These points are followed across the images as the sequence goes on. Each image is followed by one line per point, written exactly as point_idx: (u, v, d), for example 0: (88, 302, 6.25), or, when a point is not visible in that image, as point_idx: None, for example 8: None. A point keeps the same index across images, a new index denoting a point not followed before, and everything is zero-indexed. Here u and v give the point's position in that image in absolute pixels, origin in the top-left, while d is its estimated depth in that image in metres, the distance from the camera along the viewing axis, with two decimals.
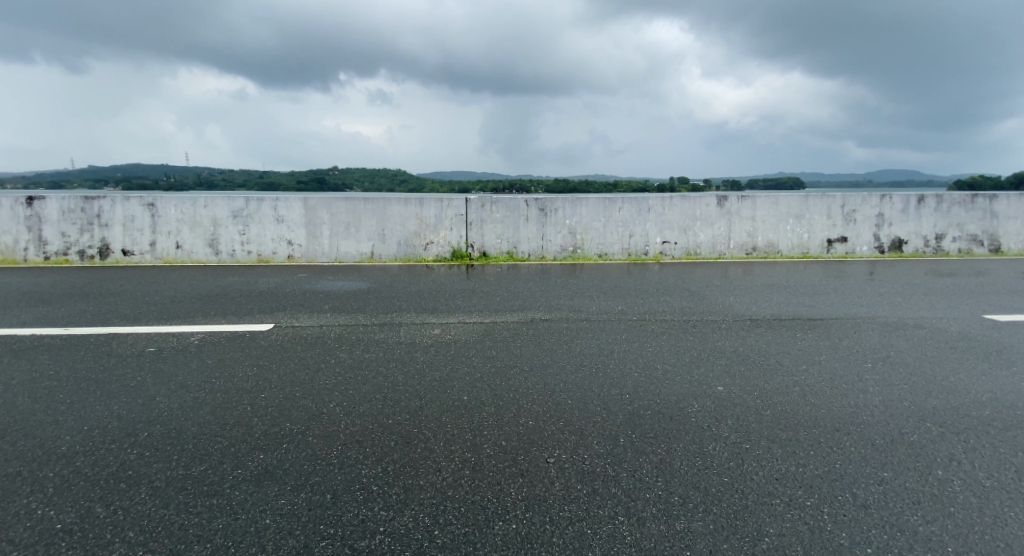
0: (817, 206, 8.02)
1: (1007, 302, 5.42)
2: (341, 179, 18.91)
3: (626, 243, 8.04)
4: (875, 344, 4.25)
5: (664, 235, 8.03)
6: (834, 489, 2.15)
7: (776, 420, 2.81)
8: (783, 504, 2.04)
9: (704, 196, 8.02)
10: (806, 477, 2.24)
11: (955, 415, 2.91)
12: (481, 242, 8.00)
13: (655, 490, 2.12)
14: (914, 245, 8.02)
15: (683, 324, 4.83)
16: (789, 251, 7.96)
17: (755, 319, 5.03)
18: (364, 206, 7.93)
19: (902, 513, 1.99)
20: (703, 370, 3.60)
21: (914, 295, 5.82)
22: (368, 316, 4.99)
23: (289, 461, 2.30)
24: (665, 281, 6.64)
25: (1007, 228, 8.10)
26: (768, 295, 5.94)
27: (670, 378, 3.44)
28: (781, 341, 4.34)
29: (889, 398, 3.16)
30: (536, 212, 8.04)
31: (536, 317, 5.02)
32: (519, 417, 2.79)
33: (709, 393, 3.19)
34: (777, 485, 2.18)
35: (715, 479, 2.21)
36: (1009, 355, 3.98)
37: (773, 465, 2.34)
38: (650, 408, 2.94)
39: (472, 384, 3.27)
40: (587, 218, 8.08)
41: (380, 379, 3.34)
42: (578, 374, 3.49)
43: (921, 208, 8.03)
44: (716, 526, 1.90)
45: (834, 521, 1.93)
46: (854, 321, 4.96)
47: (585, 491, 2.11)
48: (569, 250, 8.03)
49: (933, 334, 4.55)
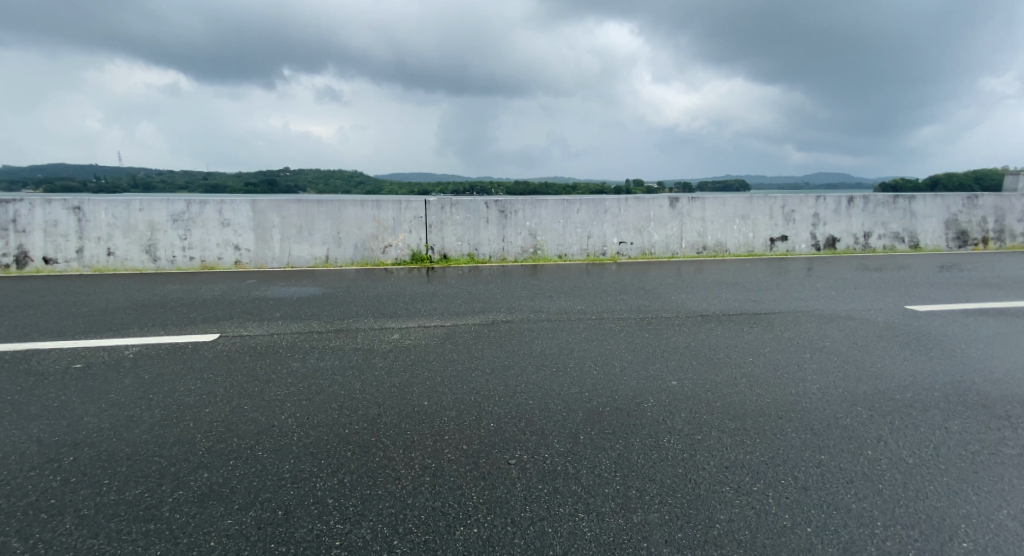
0: (760, 208, 8.60)
1: (926, 293, 6.03)
2: (295, 180, 18.56)
3: (584, 244, 8.35)
4: (812, 336, 4.68)
5: (620, 236, 8.39)
6: (778, 474, 2.44)
7: (725, 411, 3.11)
8: (732, 491, 2.31)
9: (656, 199, 8.44)
10: (752, 464, 2.53)
11: (882, 398, 3.30)
12: (441, 244, 8.12)
13: (614, 485, 2.35)
14: (846, 242, 8.72)
15: (639, 322, 5.14)
16: (736, 250, 8.50)
17: (705, 315, 5.41)
18: (317, 208, 7.90)
19: (837, 492, 2.30)
20: (658, 365, 3.90)
21: (845, 288, 6.39)
22: (322, 322, 5.03)
23: (235, 478, 2.39)
24: (621, 280, 6.98)
25: (924, 226, 8.91)
26: (716, 292, 6.37)
27: (628, 374, 3.70)
28: (729, 335, 4.71)
29: (825, 385, 3.54)
30: (496, 214, 8.25)
31: (497, 319, 5.21)
32: (481, 420, 2.97)
33: (663, 387, 3.47)
34: (727, 473, 2.45)
35: (670, 471, 2.46)
36: (926, 342, 4.49)
37: (722, 454, 2.62)
38: (608, 405, 3.18)
39: (432, 389, 3.41)
40: (546, 219, 8.33)
41: (335, 388, 3.43)
42: (540, 375, 3.69)
43: (852, 209, 8.76)
44: (671, 516, 2.14)
45: (778, 505, 2.22)
46: (794, 314, 5.43)
47: (546, 491, 2.31)
48: (530, 251, 8.26)
49: (863, 324, 5.04)
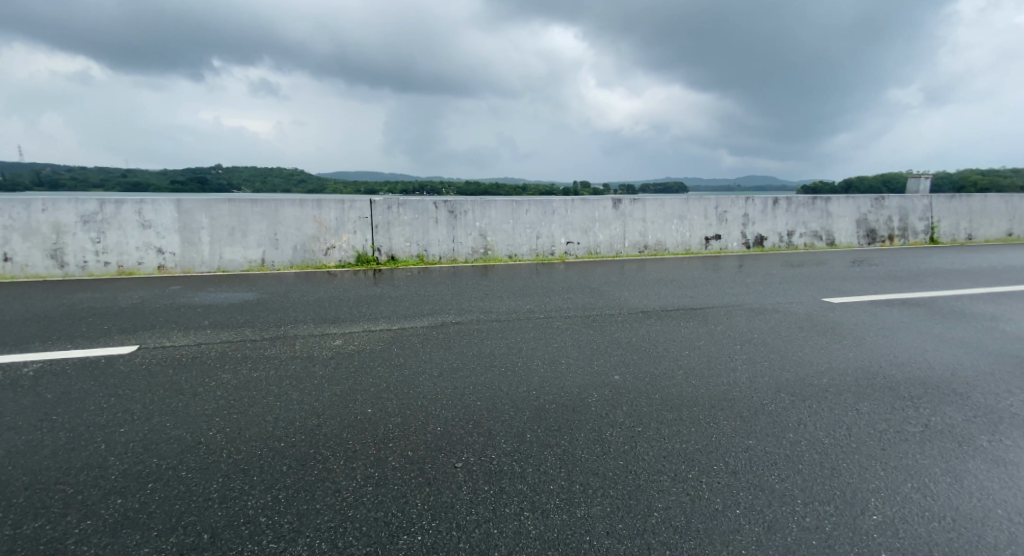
0: (695, 209, 9.14)
1: (842, 286, 6.68)
2: (225, 177, 17.75)
3: (533, 245, 8.57)
4: (742, 328, 5.11)
5: (568, 236, 8.67)
6: (711, 460, 2.72)
7: (663, 403, 3.39)
8: (670, 479, 2.56)
9: (600, 200, 8.79)
10: (688, 452, 2.80)
11: (803, 384, 3.70)
12: (388, 245, 8.07)
13: (558, 481, 2.53)
14: (772, 241, 9.43)
15: (585, 319, 5.40)
16: (674, 249, 9.00)
17: (646, 311, 5.75)
18: (251, 209, 7.66)
19: (762, 474, 2.60)
20: (602, 361, 4.14)
21: (773, 284, 6.95)
22: (256, 330, 4.93)
23: (154, 503, 2.34)
24: (569, 279, 7.25)
25: (839, 225, 9.79)
26: (657, 289, 6.76)
27: (574, 371, 3.92)
28: (669, 330, 5.05)
29: (753, 373, 3.91)
30: (445, 215, 8.30)
31: (446, 320, 5.30)
32: (427, 425, 3.06)
33: (607, 382, 3.72)
34: (665, 462, 2.69)
35: (612, 464, 2.68)
36: (840, 331, 5.02)
37: (661, 444, 2.87)
38: (554, 402, 3.37)
39: (376, 396, 3.46)
40: (496, 220, 8.49)
41: (269, 399, 3.39)
42: (488, 375, 3.83)
43: (776, 210, 9.49)
44: (612, 508, 2.35)
45: (711, 490, 2.48)
46: (726, 308, 5.88)
47: (492, 492, 2.46)
48: (480, 252, 8.39)
49: (785, 316, 5.55)
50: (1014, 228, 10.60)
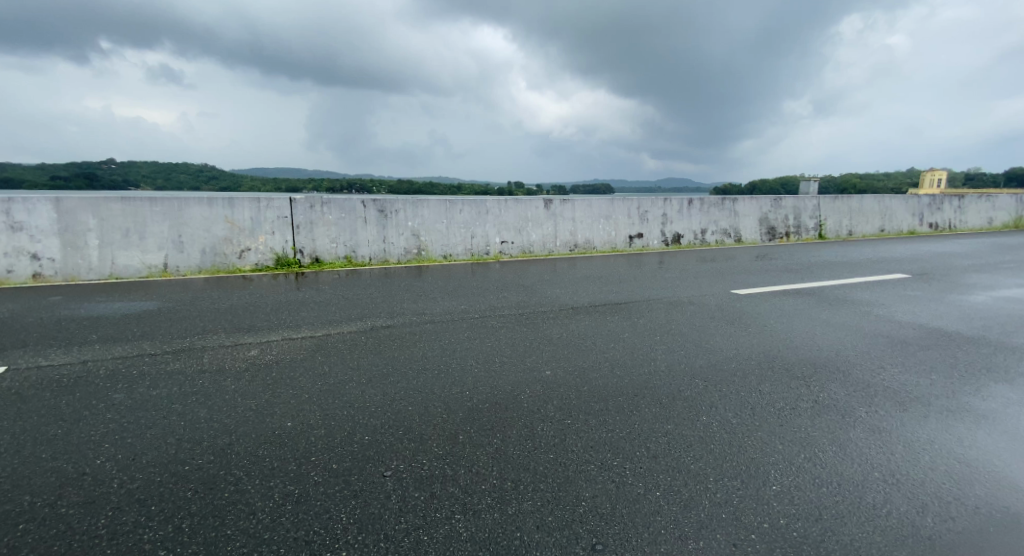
0: (620, 209, 9.70)
1: (750, 279, 7.43)
2: (120, 174, 16.39)
3: (468, 244, 8.76)
4: (662, 320, 5.61)
5: (502, 236, 8.94)
6: (634, 447, 3.08)
7: (591, 394, 3.73)
8: (597, 468, 2.88)
9: (532, 201, 9.13)
10: (614, 441, 3.14)
11: (714, 370, 4.20)
12: (312, 247, 7.93)
13: (491, 481, 2.76)
14: (688, 238, 10.21)
15: (518, 317, 5.69)
16: (601, 247, 9.53)
17: (575, 307, 6.14)
18: (149, 208, 7.18)
19: (680, 456, 3.00)
20: (533, 358, 4.44)
21: (692, 278, 7.60)
22: (158, 343, 4.65)
23: (28, 546, 2.27)
24: (502, 278, 7.53)
25: (744, 223, 10.74)
26: (586, 286, 7.18)
27: (507, 369, 4.18)
28: (594, 326, 5.41)
29: (672, 361, 4.38)
30: (375, 214, 8.27)
31: (376, 324, 5.35)
32: (354, 435, 3.14)
33: (538, 378, 4.01)
34: (592, 452, 3.02)
35: (543, 458, 2.95)
36: (746, 319, 5.67)
37: (588, 436, 3.19)
38: (486, 402, 3.59)
39: (298, 407, 3.45)
40: (429, 220, 8.58)
41: (171, 418, 3.28)
42: (421, 379, 3.96)
43: (691, 209, 10.28)
44: (542, 502, 2.62)
45: (634, 475, 2.82)
46: (648, 301, 6.40)
47: (423, 498, 2.63)
48: (413, 252, 8.46)
49: (698, 308, 6.13)
50: (885, 225, 12.11)
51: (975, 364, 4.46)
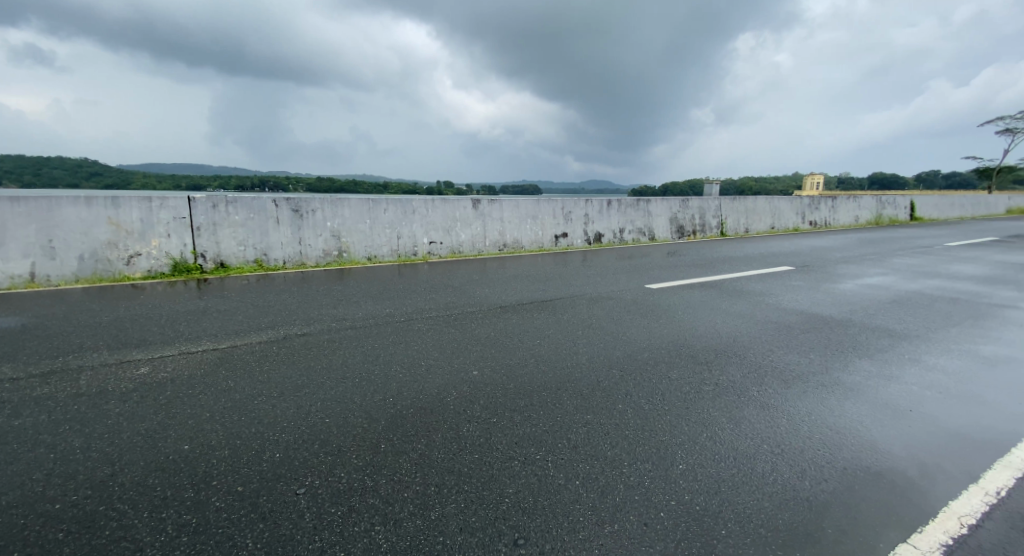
0: (545, 209, 10.12)
1: (661, 274, 7.98)
2: None
3: (393, 245, 8.83)
4: (585, 315, 6.03)
5: (430, 236, 9.08)
6: (556, 440, 3.32)
7: (516, 391, 3.93)
8: (521, 464, 3.08)
9: (460, 201, 9.33)
10: (538, 435, 3.36)
11: (630, 359, 4.61)
12: (216, 250, 7.52)
13: (414, 487, 2.87)
14: (608, 237, 10.76)
15: (447, 318, 5.82)
16: (529, 245, 9.90)
17: (504, 306, 6.42)
18: (11, 209, 6.39)
19: (599, 445, 3.28)
20: (460, 359, 4.53)
21: (613, 274, 8.09)
22: (27, 366, 4.14)
23: None
24: (431, 279, 7.70)
25: (657, 223, 11.43)
26: (512, 285, 7.48)
27: (434, 370, 4.25)
28: (519, 326, 5.62)
29: (593, 354, 4.75)
30: (289, 214, 8.06)
31: (292, 332, 5.08)
32: (264, 452, 3.08)
33: (465, 378, 4.11)
34: (516, 448, 3.22)
35: (467, 459, 3.10)
36: (659, 310, 6.24)
37: (513, 432, 3.38)
38: (411, 407, 3.62)
39: (198, 427, 3.30)
40: (350, 221, 8.52)
41: (40, 450, 3.03)
42: (340, 388, 3.85)
43: (610, 209, 10.84)
44: (465, 504, 2.78)
45: (556, 467, 3.07)
46: (574, 298, 6.84)
47: (339, 514, 2.69)
48: (334, 254, 8.38)
49: (617, 302, 6.62)
50: (775, 223, 13.21)
51: (845, 343, 5.06)
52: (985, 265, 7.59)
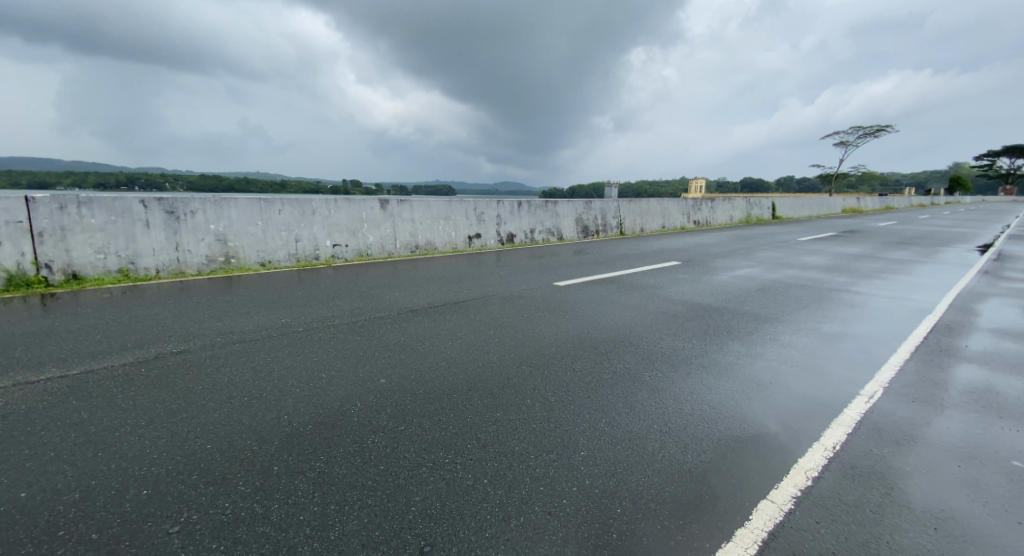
0: (457, 209, 10.41)
1: (566, 273, 8.42)
2: None
3: (291, 249, 8.42)
4: (496, 315, 6.31)
5: (333, 238, 8.89)
6: (466, 441, 3.33)
7: (425, 396, 3.89)
8: (429, 470, 3.07)
9: (367, 200, 9.34)
10: (450, 438, 3.36)
11: (537, 355, 4.89)
12: (68, 260, 6.59)
13: (312, 508, 2.78)
14: (520, 238, 11.23)
15: (353, 325, 5.61)
16: (442, 247, 10.14)
17: (415, 309, 6.46)
18: None
19: (510, 442, 3.35)
20: (367, 368, 4.36)
21: (522, 273, 8.50)
22: None
23: None
24: (336, 282, 7.60)
25: (564, 223, 12.06)
26: (424, 287, 7.64)
27: (338, 381, 4.07)
28: (433, 326, 5.74)
29: (502, 352, 4.94)
30: (161, 216, 7.28)
31: (165, 351, 4.57)
32: (127, 490, 2.82)
33: (372, 386, 4.00)
34: (425, 454, 3.19)
35: (372, 471, 3.03)
36: (563, 306, 6.69)
37: (422, 437, 3.35)
38: (308, 422, 3.46)
39: (42, 468, 2.96)
40: (240, 222, 7.98)
41: None
42: (224, 409, 3.58)
43: (520, 211, 11.33)
44: (368, 519, 2.73)
45: (466, 468, 3.10)
46: (485, 298, 7.14)
47: (222, 549, 2.54)
48: (220, 260, 7.73)
49: (528, 300, 7.01)
50: (665, 223, 14.35)
51: (721, 328, 5.69)
52: (828, 257, 8.82)
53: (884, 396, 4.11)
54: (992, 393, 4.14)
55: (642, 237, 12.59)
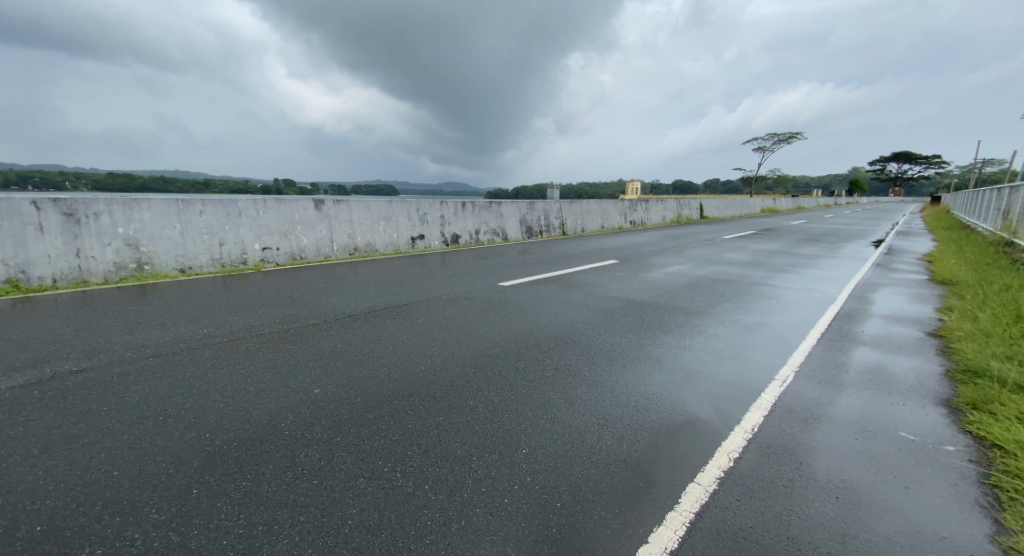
0: (400, 211, 10.43)
1: (510, 273, 8.61)
2: None
3: (214, 253, 8.12)
4: (439, 317, 6.39)
5: (263, 242, 8.65)
6: (405, 449, 3.41)
7: (364, 404, 3.93)
8: (366, 480, 3.13)
9: (300, 201, 9.19)
10: (389, 446, 3.43)
11: (480, 355, 5.04)
12: None
13: (239, 529, 2.78)
14: (465, 239, 11.35)
15: (285, 333, 5.53)
16: (384, 248, 10.11)
17: (354, 314, 6.43)
18: None
19: (451, 446, 3.45)
20: (300, 378, 4.34)
21: (467, 274, 8.65)
22: None
23: None
24: (268, 288, 7.45)
25: (509, 223, 12.30)
26: (363, 291, 7.60)
27: (270, 394, 4.05)
28: (375, 330, 5.78)
29: (444, 355, 5.03)
30: (59, 220, 6.83)
31: (61, 371, 4.37)
32: (24, 526, 2.73)
33: (306, 397, 4.00)
34: (362, 465, 3.24)
35: (305, 486, 3.06)
36: (509, 305, 6.88)
37: (360, 447, 3.40)
38: (236, 440, 3.43)
39: None
40: (153, 225, 7.61)
41: None
42: (136, 431, 3.49)
43: (465, 212, 11.47)
44: (301, 536, 2.76)
45: (405, 475, 3.18)
46: (429, 300, 7.20)
47: None
48: (131, 267, 7.33)
49: (472, 300, 7.15)
50: (605, 223, 14.87)
51: (653, 322, 6.04)
52: (749, 253, 9.46)
53: (796, 380, 4.51)
54: (883, 371, 4.66)
55: (582, 237, 12.98)
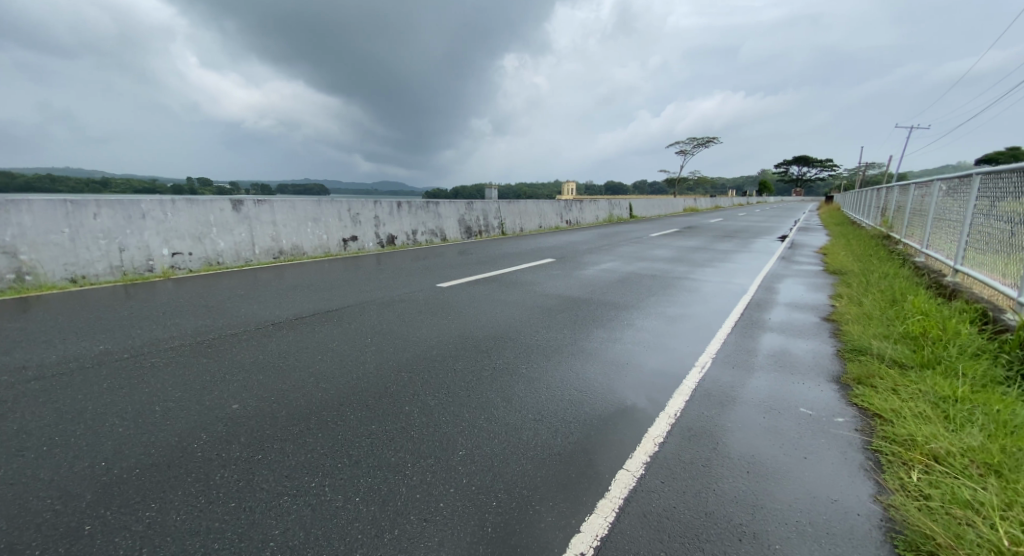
0: (329, 212, 10.08)
1: (451, 273, 8.57)
2: None
3: (114, 260, 7.34)
4: (373, 322, 6.21)
5: (172, 246, 7.96)
6: (334, 461, 3.29)
7: (289, 417, 3.75)
8: (290, 498, 2.99)
9: (216, 202, 8.57)
10: (318, 459, 3.30)
11: (416, 359, 4.97)
12: None
13: None
14: (402, 239, 11.14)
15: (199, 345, 5.12)
16: (313, 250, 9.67)
17: (277, 322, 6.09)
18: None
19: (384, 454, 3.38)
20: (216, 393, 4.05)
21: (405, 275, 8.53)
22: None
23: None
24: (177, 296, 6.86)
25: (447, 224, 12.25)
26: (290, 297, 7.21)
27: (181, 412, 3.75)
28: (306, 338, 5.52)
29: (377, 361, 4.89)
30: None
31: None
32: None
33: (223, 414, 3.74)
34: (287, 482, 3.10)
35: (219, 511, 2.89)
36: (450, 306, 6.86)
37: (284, 463, 3.25)
38: (140, 466, 3.17)
39: None
40: (35, 230, 6.76)
41: None
42: (16, 464, 3.13)
43: (400, 212, 11.29)
44: None
45: (333, 488, 3.07)
46: (360, 305, 6.95)
47: None
48: (8, 278, 6.48)
49: (410, 302, 7.05)
50: (542, 222, 15.22)
51: (584, 318, 6.26)
52: (673, 249, 10.09)
53: (714, 367, 4.87)
54: (788, 354, 5.17)
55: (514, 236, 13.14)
